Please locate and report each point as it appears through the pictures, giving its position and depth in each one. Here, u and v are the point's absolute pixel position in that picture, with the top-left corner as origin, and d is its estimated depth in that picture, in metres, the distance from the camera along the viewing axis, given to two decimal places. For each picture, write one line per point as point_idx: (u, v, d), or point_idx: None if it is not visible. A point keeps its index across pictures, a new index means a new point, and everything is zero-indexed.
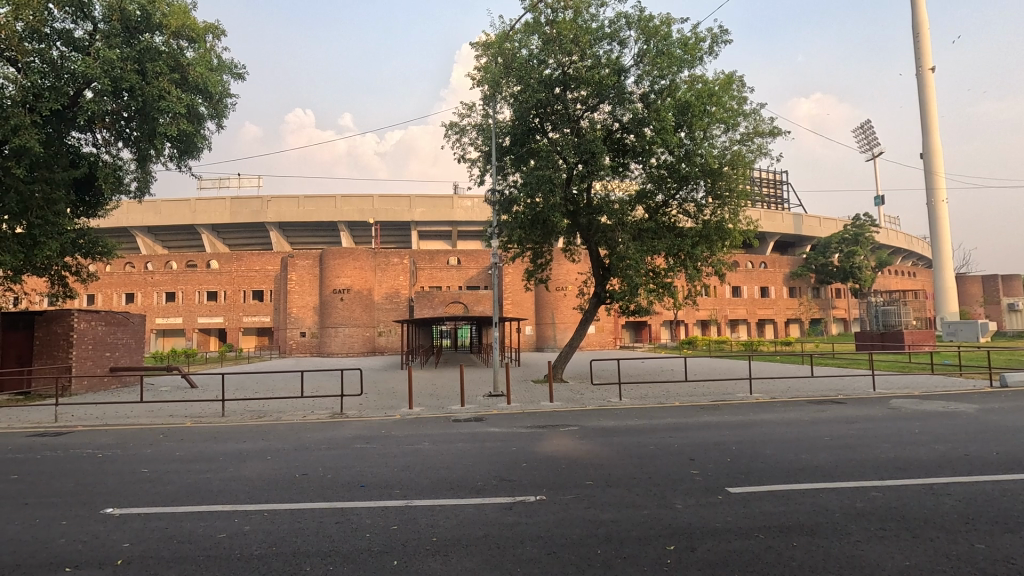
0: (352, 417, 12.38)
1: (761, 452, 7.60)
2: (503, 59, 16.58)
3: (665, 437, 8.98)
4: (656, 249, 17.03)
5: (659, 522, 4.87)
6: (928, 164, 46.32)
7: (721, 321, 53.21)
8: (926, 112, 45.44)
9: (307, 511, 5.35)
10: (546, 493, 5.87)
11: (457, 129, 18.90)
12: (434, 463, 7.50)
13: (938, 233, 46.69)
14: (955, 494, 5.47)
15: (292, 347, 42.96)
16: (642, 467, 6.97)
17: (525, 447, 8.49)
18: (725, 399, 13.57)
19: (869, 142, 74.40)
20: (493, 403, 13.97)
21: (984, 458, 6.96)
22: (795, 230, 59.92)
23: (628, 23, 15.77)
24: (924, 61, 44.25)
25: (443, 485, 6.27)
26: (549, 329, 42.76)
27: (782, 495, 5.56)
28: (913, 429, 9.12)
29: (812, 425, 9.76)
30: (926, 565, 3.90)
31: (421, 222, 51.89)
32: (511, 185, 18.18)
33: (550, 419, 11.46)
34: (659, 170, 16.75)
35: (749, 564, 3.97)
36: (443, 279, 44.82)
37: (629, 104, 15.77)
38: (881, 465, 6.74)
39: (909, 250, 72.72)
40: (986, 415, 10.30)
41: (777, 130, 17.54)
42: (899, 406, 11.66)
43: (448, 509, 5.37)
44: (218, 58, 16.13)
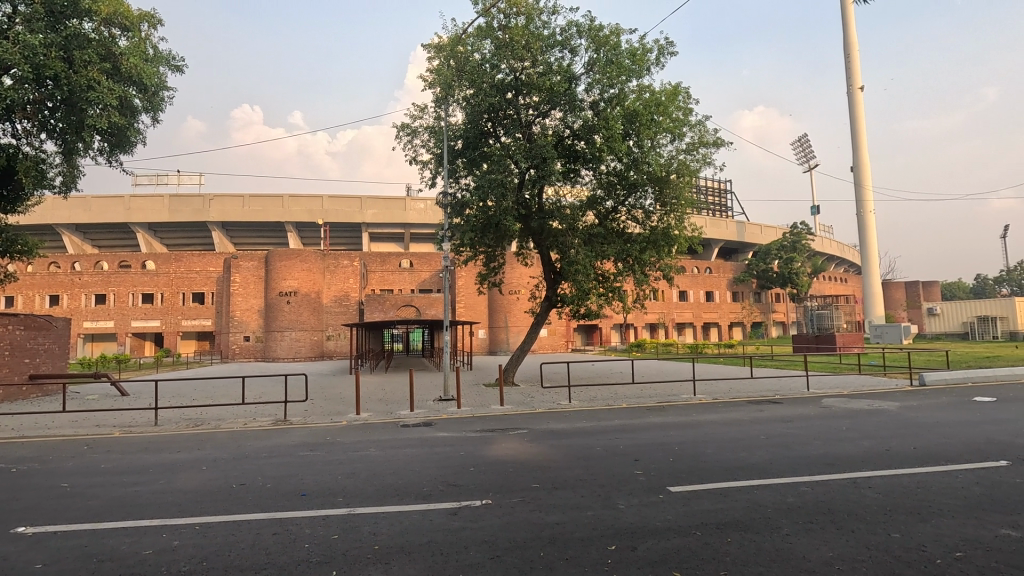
0: (297, 424, 12.02)
1: (703, 452, 7.87)
2: (455, 62, 16.56)
3: (613, 439, 9.16)
4: (605, 254, 17.41)
5: (603, 522, 4.96)
6: (858, 177, 49.17)
7: (669, 324, 54.81)
8: (856, 130, 48.38)
9: (244, 522, 5.16)
10: (493, 497, 5.88)
11: (409, 131, 18.78)
12: (380, 469, 7.37)
13: (867, 242, 49.69)
14: (876, 487, 5.86)
15: (236, 352, 41.33)
16: (589, 469, 7.06)
17: (474, 451, 8.44)
18: (670, 400, 13.99)
19: (806, 155, 78.40)
20: (444, 407, 13.85)
21: (903, 453, 7.48)
22: (738, 237, 62.43)
23: (579, 32, 16.05)
24: (854, 80, 47.10)
25: (390, 492, 6.17)
26: (503, 333, 42.82)
27: (721, 493, 5.77)
28: (842, 426, 9.68)
29: (751, 424, 10.19)
30: (847, 555, 4.14)
31: (372, 224, 51.01)
32: (463, 188, 18.15)
33: (502, 423, 11.50)
34: (609, 176, 17.05)
35: (686, 561, 4.09)
36: (396, 282, 44.61)
37: (580, 112, 16.08)
38: (811, 461, 7.12)
39: (841, 257, 77.01)
40: (907, 412, 11.09)
41: (720, 141, 18.26)
42: (830, 405, 12.37)
43: (393, 515, 5.29)
44: (154, 48, 15.33)
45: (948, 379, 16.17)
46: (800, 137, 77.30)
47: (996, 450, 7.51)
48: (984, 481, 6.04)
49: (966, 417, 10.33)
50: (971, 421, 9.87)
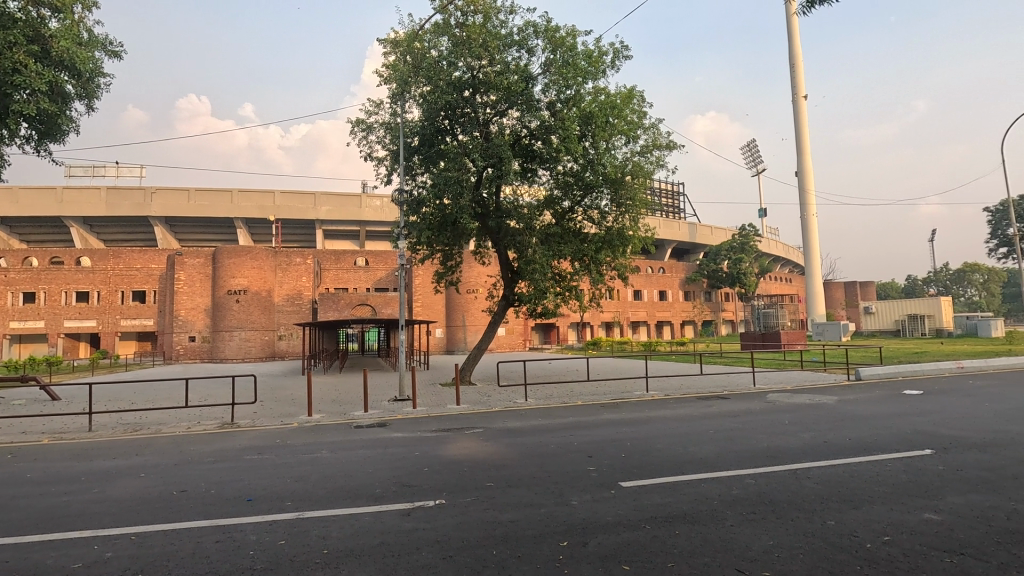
0: (245, 427, 11.60)
1: (654, 447, 8.07)
2: (412, 58, 16.37)
3: (567, 436, 9.26)
4: (561, 253, 17.58)
5: (555, 519, 5.01)
6: (802, 182, 51.48)
7: (624, 323, 55.91)
8: (800, 137, 50.64)
9: (184, 531, 4.94)
10: (447, 497, 5.83)
11: (364, 127, 18.43)
12: (331, 471, 7.20)
13: (809, 244, 52.07)
14: (813, 476, 6.17)
15: (180, 353, 39.52)
16: (543, 466, 7.11)
17: (429, 451, 8.36)
18: (624, 396, 14.30)
19: (754, 159, 81.44)
20: (399, 407, 13.67)
21: (839, 444, 7.88)
22: (690, 238, 64.27)
23: (536, 32, 16.14)
24: (798, 89, 49.30)
25: (342, 494, 6.04)
26: (460, 332, 42.65)
27: (671, 487, 5.93)
28: (783, 419, 10.14)
29: (701, 419, 10.52)
30: (786, 543, 4.32)
31: (327, 221, 49.78)
32: (420, 186, 17.96)
33: (458, 422, 11.46)
34: (566, 176, 17.21)
35: (635, 554, 4.17)
36: (351, 280, 43.68)
37: (537, 112, 16.16)
38: (755, 454, 7.42)
39: (786, 258, 80.51)
40: (844, 405, 11.73)
41: (673, 144, 18.73)
42: (774, 400, 12.93)
43: (345, 518, 5.18)
44: (88, 32, 14.45)
45: (881, 374, 17.19)
46: (748, 143, 80.29)
47: (922, 440, 8.03)
48: (910, 469, 6.44)
49: (896, 409, 10.99)
50: (900, 413, 10.51)
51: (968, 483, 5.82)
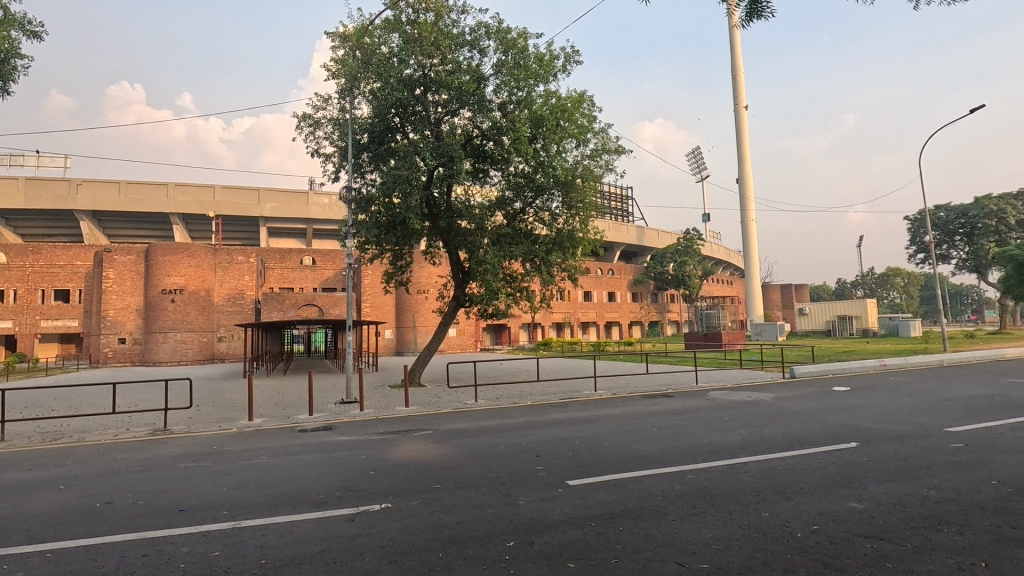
0: (180, 433, 11.03)
1: (601, 445, 8.22)
2: (362, 53, 16.07)
3: (517, 436, 9.30)
4: (512, 254, 17.57)
5: (502, 519, 5.02)
6: (742, 188, 53.76)
7: (575, 323, 56.69)
8: (740, 146, 52.85)
9: (107, 545, 4.63)
10: (393, 500, 5.73)
11: (311, 122, 17.92)
12: (272, 477, 6.94)
13: (749, 248, 54.42)
14: (750, 471, 6.44)
15: (108, 356, 37.12)
16: (491, 467, 7.11)
17: (375, 454, 8.19)
18: (573, 396, 14.47)
19: (698, 166, 84.30)
20: (346, 410, 13.34)
21: (775, 439, 8.27)
22: (638, 241, 65.87)
23: (488, 33, 16.14)
24: (739, 100, 51.45)
25: (282, 501, 5.82)
26: (410, 333, 42.08)
27: (615, 484, 6.05)
28: (724, 416, 10.54)
29: (646, 417, 10.77)
30: (724, 535, 4.49)
31: (271, 218, 48.03)
32: (369, 184, 17.60)
33: (406, 424, 11.29)
34: (517, 178, 17.27)
35: (580, 552, 4.23)
36: (296, 280, 42.27)
37: (488, 112, 16.12)
38: (697, 450, 7.66)
39: (728, 261, 83.91)
40: (779, 401, 12.33)
41: (621, 149, 19.15)
42: (715, 397, 13.45)
43: (284, 526, 5.00)
44: (3, 9, 13.37)
45: (813, 372, 18.19)
46: (693, 149, 83.05)
47: (849, 433, 8.53)
48: (838, 461, 6.83)
49: (825, 405, 11.63)
50: (828, 408, 11.15)
51: (889, 473, 6.23)
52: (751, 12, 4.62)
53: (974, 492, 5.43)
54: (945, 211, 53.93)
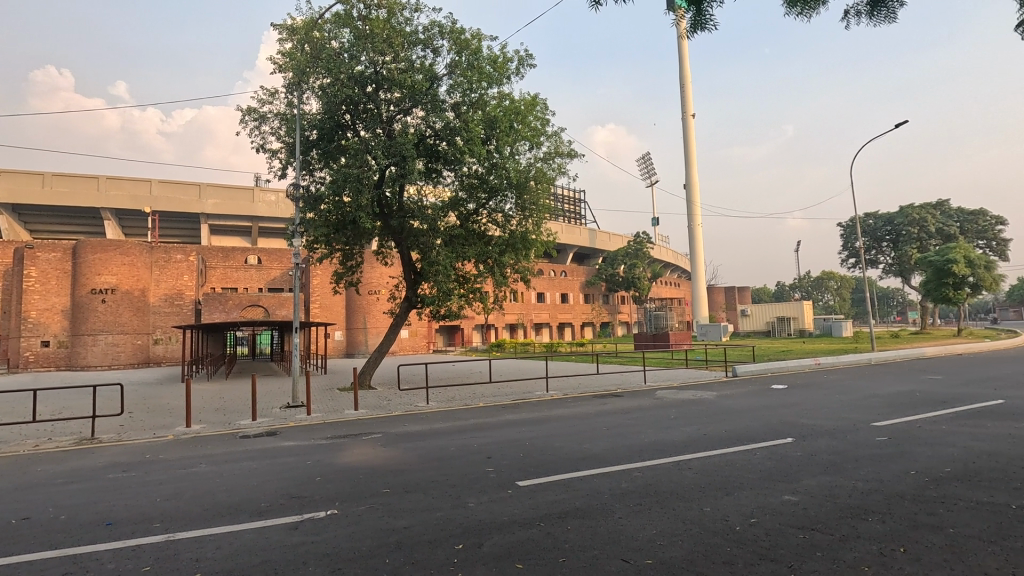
0: (109, 442, 10.38)
1: (551, 446, 8.29)
2: (311, 47, 15.68)
3: (467, 438, 9.27)
4: (465, 256, 17.48)
5: (452, 522, 4.99)
6: (689, 194, 55.59)
7: (528, 325, 57.04)
8: (688, 153, 54.61)
9: (20, 565, 4.28)
10: (339, 506, 5.59)
11: (257, 116, 17.28)
12: (211, 486, 6.64)
13: (696, 252, 56.31)
14: (694, 467, 6.66)
15: (29, 360, 34.51)
16: (441, 470, 7.06)
17: (322, 459, 7.96)
18: (525, 397, 14.55)
19: (648, 171, 86.60)
20: (292, 415, 12.91)
21: (718, 436, 8.58)
22: (590, 244, 66.97)
23: (442, 32, 16.04)
24: (687, 108, 53.19)
25: (220, 511, 5.58)
26: (361, 334, 41.22)
27: (564, 484, 6.13)
28: (670, 415, 10.86)
29: (595, 417, 10.98)
30: (667, 531, 4.63)
31: (214, 215, 46.00)
32: (318, 182, 17.14)
33: (355, 427, 11.07)
34: (470, 179, 17.20)
35: (528, 552, 4.26)
36: (240, 280, 40.56)
37: (441, 112, 15.99)
38: (643, 448, 7.86)
39: (676, 264, 86.61)
40: (722, 399, 12.83)
41: (573, 153, 19.41)
42: (662, 396, 13.87)
43: (223, 537, 4.79)
44: None
45: (754, 371, 19.02)
46: (643, 156, 85.22)
47: (786, 430, 8.95)
48: (774, 456, 7.16)
49: (764, 403, 12.18)
50: (767, 406, 11.68)
51: (820, 466, 6.59)
52: (695, 25, 4.77)
53: (895, 482, 5.82)
54: (874, 219, 57.58)
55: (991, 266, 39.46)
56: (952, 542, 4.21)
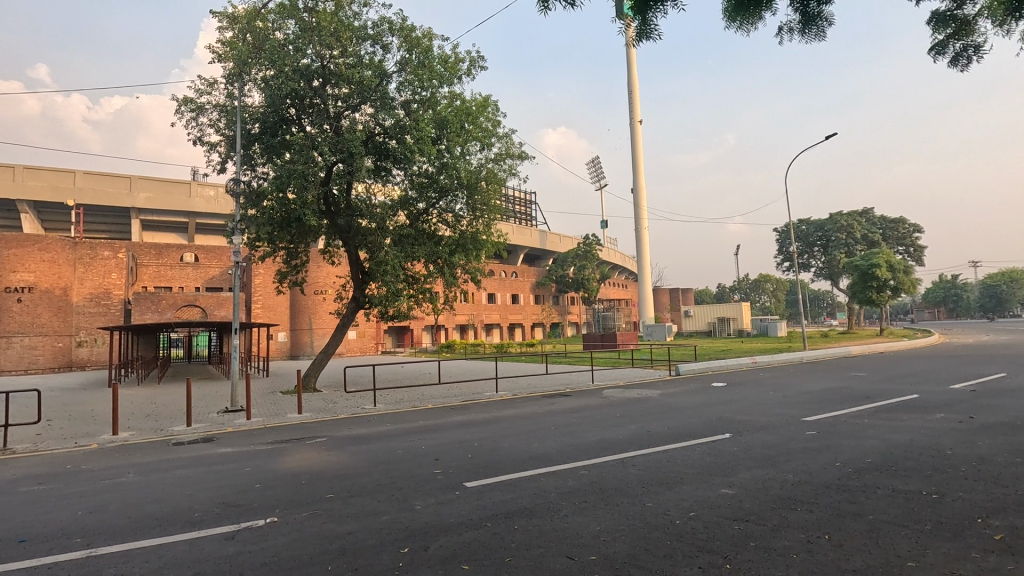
0: (24, 453, 9.62)
1: (499, 446, 8.31)
2: (253, 37, 15.12)
3: (415, 440, 9.16)
4: (415, 256, 17.24)
5: (397, 526, 4.93)
6: (636, 198, 57.00)
7: (478, 325, 56.92)
8: (635, 157, 56.02)
9: None
10: (279, 514, 5.41)
11: (194, 107, 16.47)
12: (140, 497, 6.26)
13: (642, 254, 57.81)
14: (637, 464, 6.85)
15: None
16: (387, 472, 6.96)
17: (262, 466, 7.67)
18: (474, 398, 14.53)
19: (598, 175, 88.08)
20: (230, 420, 12.36)
21: (661, 434, 8.85)
22: (540, 245, 67.52)
23: (391, 29, 15.81)
24: (635, 115, 54.54)
25: (151, 523, 5.29)
26: (306, 335, 39.99)
27: (511, 483, 6.17)
28: (616, 414, 11.12)
29: (542, 416, 11.09)
30: (611, 526, 4.74)
31: (146, 210, 43.43)
32: (261, 177, 16.52)
33: (298, 431, 10.73)
34: (420, 178, 16.97)
35: (474, 553, 4.27)
36: (175, 278, 38.55)
37: (391, 110, 15.75)
38: (590, 447, 8.01)
39: (624, 266, 88.59)
40: (665, 398, 13.25)
41: (524, 155, 19.54)
42: (609, 395, 14.17)
43: (152, 550, 4.54)
44: None
45: (696, 369, 19.78)
46: (593, 160, 86.59)
47: (724, 426, 9.33)
48: (713, 451, 7.46)
49: (704, 400, 12.66)
50: (707, 403, 12.16)
51: (755, 460, 6.92)
52: (641, 35, 4.89)
53: (822, 473, 6.19)
54: (807, 225, 60.96)
55: (908, 271, 42.62)
56: (870, 528, 4.52)
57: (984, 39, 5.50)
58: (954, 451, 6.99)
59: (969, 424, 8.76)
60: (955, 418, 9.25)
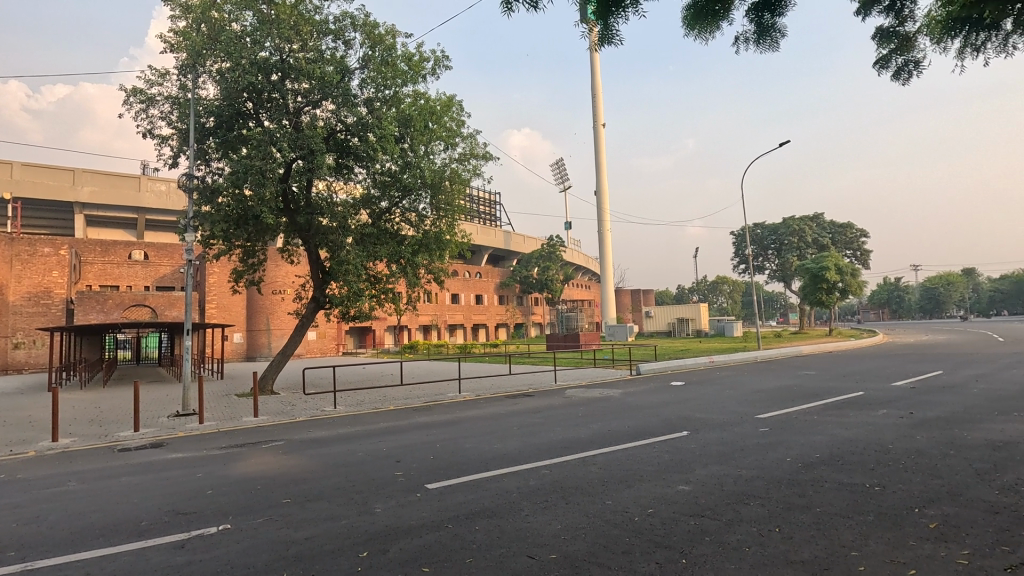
0: None
1: (461, 447, 8.29)
2: (209, 28, 14.62)
3: (375, 443, 9.02)
4: (377, 255, 16.98)
5: (356, 529, 4.85)
6: (599, 200, 57.75)
7: (442, 326, 56.56)
8: (598, 160, 56.78)
9: None
10: (233, 520, 5.24)
11: (144, 98, 15.79)
12: (81, 507, 5.95)
13: (605, 255, 58.60)
14: (598, 463, 6.94)
15: None
16: (346, 476, 6.84)
17: (214, 471, 7.41)
18: (437, 398, 14.44)
19: (562, 177, 88.79)
20: (182, 424, 11.91)
21: (621, 432, 9.00)
22: (504, 245, 67.59)
23: (354, 24, 15.54)
24: (598, 118, 55.28)
25: (94, 533, 5.03)
26: (263, 336, 38.89)
27: (472, 484, 6.15)
28: (577, 413, 11.24)
29: (505, 417, 11.10)
30: (571, 525, 4.79)
31: (91, 205, 41.35)
32: (216, 173, 15.97)
33: (254, 435, 10.42)
34: (383, 176, 16.72)
35: (435, 555, 4.24)
36: (122, 277, 36.92)
37: (353, 107, 15.46)
38: (552, 446, 8.07)
39: (587, 267, 89.68)
40: (627, 397, 13.47)
41: (489, 155, 19.54)
42: (571, 395, 14.32)
43: (94, 562, 4.32)
44: None
45: (655, 368, 20.22)
46: (558, 162, 87.24)
47: (682, 424, 9.55)
48: (671, 449, 7.63)
49: (663, 399, 12.94)
50: (666, 402, 12.45)
51: (711, 457, 7.11)
52: (603, 39, 4.95)
53: (773, 468, 6.42)
54: (762, 229, 63.13)
55: (855, 273, 44.71)
56: (817, 520, 4.71)
57: (924, 56, 5.83)
58: (894, 445, 7.37)
59: (908, 419, 9.25)
60: (896, 414, 9.75)
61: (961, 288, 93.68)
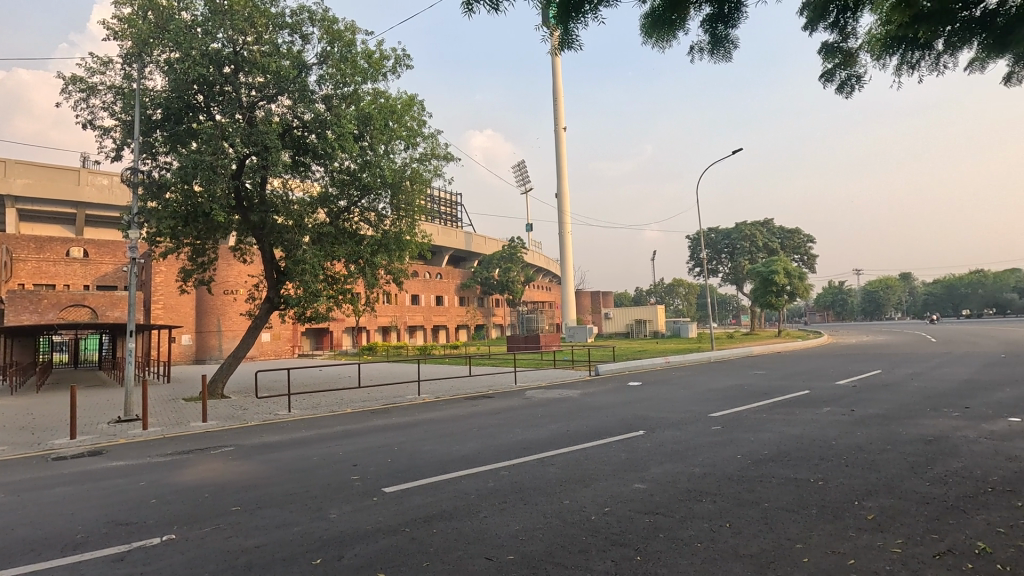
0: None
1: (420, 449, 8.20)
2: (156, 16, 14.01)
3: (331, 446, 8.83)
4: (335, 255, 16.64)
5: (311, 536, 4.73)
6: (560, 203, 58.30)
7: (401, 327, 55.87)
8: (559, 163, 57.31)
9: None
10: (178, 530, 5.02)
11: (84, 87, 14.98)
12: (9, 520, 5.57)
13: (565, 257, 59.17)
14: (556, 463, 6.99)
15: None
16: (301, 481, 6.66)
17: (158, 480, 7.07)
18: (395, 401, 14.25)
19: (524, 179, 89.18)
20: (124, 430, 11.34)
21: (581, 433, 9.09)
22: (466, 246, 67.36)
23: (311, 18, 15.18)
24: (559, 121, 55.82)
25: (23, 548, 4.71)
26: (213, 338, 37.51)
27: (431, 487, 6.10)
28: (536, 414, 11.29)
29: (464, 418, 11.06)
30: (529, 526, 4.80)
31: (24, 198, 38.85)
32: (164, 167, 15.31)
33: (203, 441, 10.02)
34: (341, 175, 16.39)
35: (391, 559, 4.18)
36: (58, 275, 34.87)
37: (311, 103, 15.11)
38: (511, 447, 8.09)
39: (548, 269, 90.34)
40: (586, 397, 13.65)
41: (450, 156, 19.42)
42: (531, 396, 14.41)
43: None
44: None
45: (614, 369, 20.54)
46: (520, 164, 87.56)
47: (639, 423, 9.73)
48: (629, 448, 7.77)
49: (621, 399, 13.17)
50: (624, 402, 12.68)
51: (666, 456, 7.27)
52: (564, 43, 5.00)
53: (725, 465, 6.62)
54: (716, 233, 65.10)
55: (803, 277, 46.65)
56: (766, 515, 4.89)
57: (865, 72, 6.15)
58: (837, 441, 7.74)
59: (850, 416, 9.72)
60: (839, 411, 10.22)
61: (898, 291, 99.27)
